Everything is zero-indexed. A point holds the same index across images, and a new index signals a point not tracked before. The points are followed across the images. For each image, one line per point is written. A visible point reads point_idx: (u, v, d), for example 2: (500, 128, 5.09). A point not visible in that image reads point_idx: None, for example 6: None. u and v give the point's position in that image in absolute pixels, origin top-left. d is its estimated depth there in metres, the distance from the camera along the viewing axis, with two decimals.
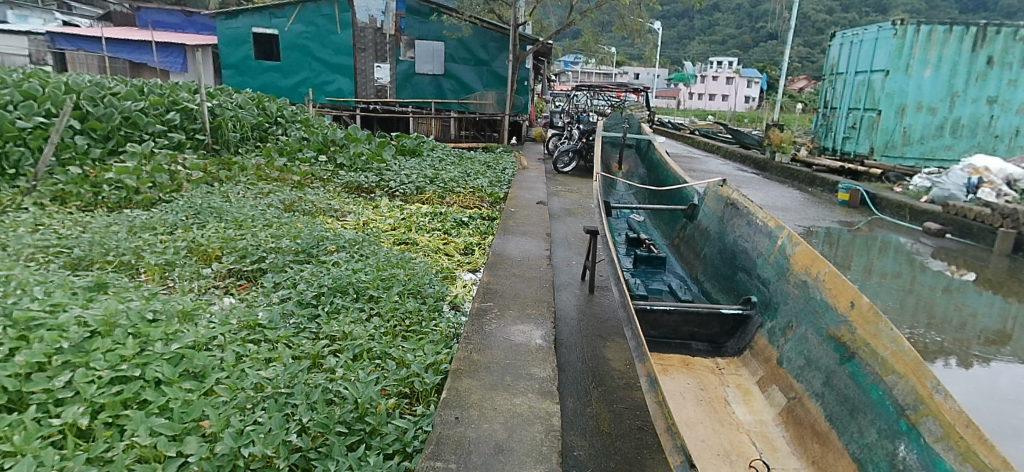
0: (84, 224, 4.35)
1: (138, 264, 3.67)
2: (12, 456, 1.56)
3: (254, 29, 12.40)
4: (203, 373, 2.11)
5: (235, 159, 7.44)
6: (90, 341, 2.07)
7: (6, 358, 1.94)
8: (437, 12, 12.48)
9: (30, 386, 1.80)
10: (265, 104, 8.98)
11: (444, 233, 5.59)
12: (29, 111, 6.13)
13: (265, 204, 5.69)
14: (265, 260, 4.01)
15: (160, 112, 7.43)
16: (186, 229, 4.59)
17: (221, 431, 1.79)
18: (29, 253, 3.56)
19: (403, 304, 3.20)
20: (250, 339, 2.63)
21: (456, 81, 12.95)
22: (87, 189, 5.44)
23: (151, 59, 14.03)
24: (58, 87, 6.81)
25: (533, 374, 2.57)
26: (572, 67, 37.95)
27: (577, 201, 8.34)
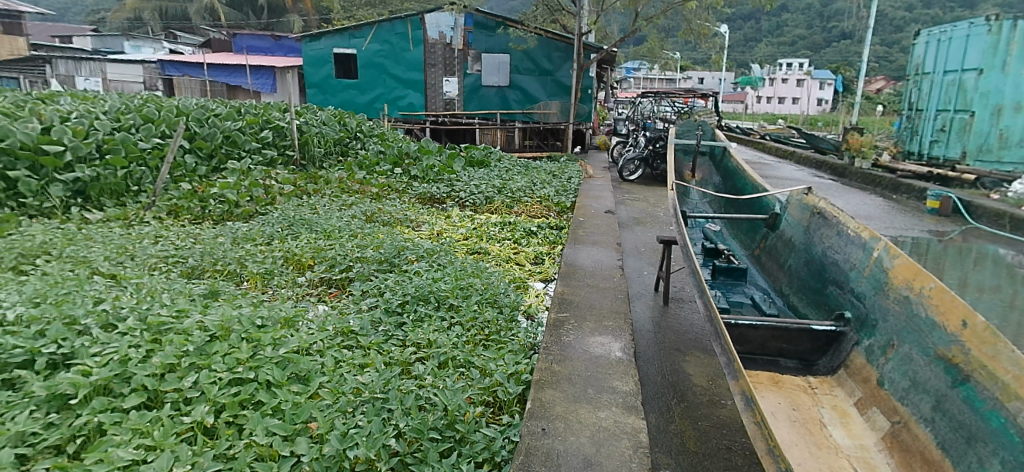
0: (196, 236, 4.76)
1: (242, 273, 4.00)
2: (153, 449, 1.74)
3: (335, 49, 13.04)
4: (308, 377, 2.28)
5: (320, 173, 7.91)
6: (210, 345, 2.27)
7: (145, 358, 2.17)
8: (504, 25, 12.67)
9: (164, 385, 2.00)
10: (346, 120, 9.47)
11: (514, 243, 5.66)
12: (149, 133, 6.75)
13: (349, 215, 6.01)
14: (352, 269, 4.23)
15: (255, 131, 8.04)
16: (281, 239, 4.94)
17: (327, 433, 1.91)
18: (153, 263, 3.97)
19: (482, 313, 3.26)
20: (343, 345, 2.79)
21: (522, 92, 13.05)
22: (196, 203, 5.96)
23: (245, 81, 15.19)
24: (171, 110, 7.50)
25: (615, 387, 2.56)
26: (636, 74, 37.53)
27: (645, 210, 8.21)
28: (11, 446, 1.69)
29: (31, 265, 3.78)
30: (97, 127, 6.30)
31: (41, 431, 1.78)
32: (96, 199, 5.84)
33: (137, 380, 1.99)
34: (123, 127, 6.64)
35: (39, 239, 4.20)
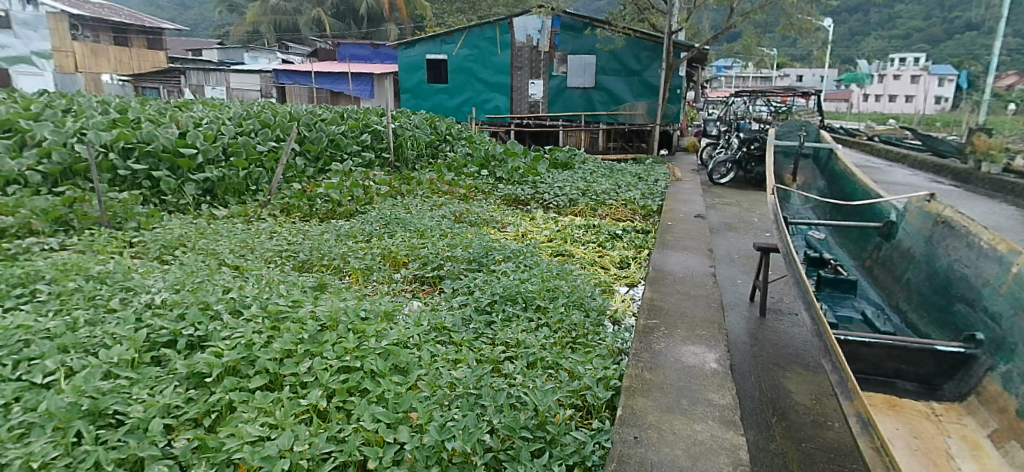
0: (305, 232, 5.15)
1: (344, 267, 4.29)
2: (276, 427, 1.91)
3: (428, 55, 13.58)
4: (407, 369, 2.39)
5: (412, 175, 8.24)
6: (321, 334, 2.47)
7: (267, 343, 2.39)
8: (591, 26, 12.47)
9: (284, 369, 2.20)
10: (436, 124, 9.78)
11: (599, 246, 5.60)
12: (266, 137, 7.38)
13: (439, 215, 6.22)
14: (443, 267, 4.37)
15: (355, 134, 8.52)
16: (378, 237, 5.20)
17: (427, 424, 2.00)
18: (270, 256, 4.36)
19: (568, 316, 3.26)
20: (437, 340, 2.89)
21: (608, 94, 12.81)
22: (306, 202, 6.43)
23: (347, 87, 16.18)
24: (285, 116, 8.14)
25: (712, 400, 2.47)
26: (730, 72, 35.88)
27: (738, 215, 7.83)
28: (160, 416, 1.93)
29: (171, 256, 4.29)
30: (223, 132, 6.95)
31: (183, 405, 2.01)
32: (221, 197, 6.48)
33: (261, 363, 2.20)
34: (244, 132, 7.28)
35: (176, 232, 4.72)
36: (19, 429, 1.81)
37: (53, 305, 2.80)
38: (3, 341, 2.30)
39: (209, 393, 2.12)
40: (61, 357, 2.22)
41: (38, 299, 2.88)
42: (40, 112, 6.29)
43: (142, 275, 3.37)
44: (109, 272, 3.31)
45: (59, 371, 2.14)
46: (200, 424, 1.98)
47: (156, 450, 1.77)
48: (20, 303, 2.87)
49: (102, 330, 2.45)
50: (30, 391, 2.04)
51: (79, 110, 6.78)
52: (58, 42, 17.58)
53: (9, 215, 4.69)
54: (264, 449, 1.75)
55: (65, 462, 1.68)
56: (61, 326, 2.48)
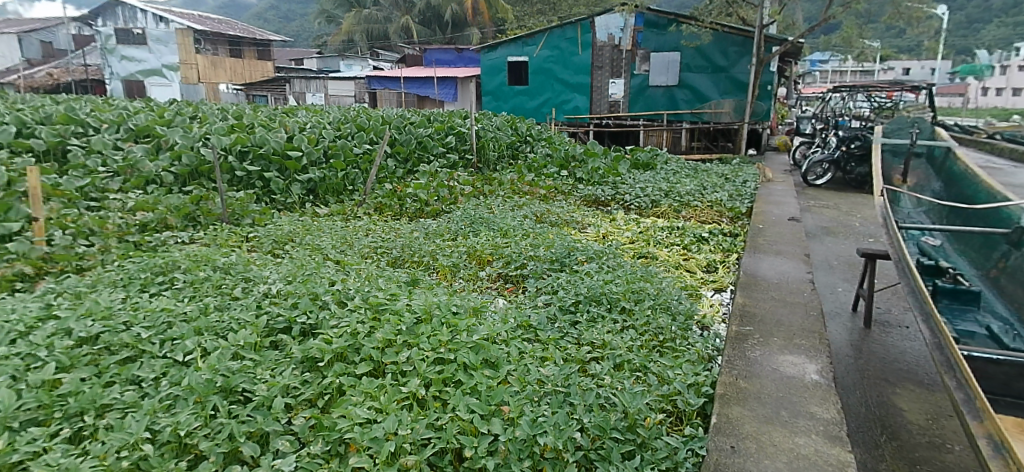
0: (397, 230, 5.41)
1: (433, 265, 4.47)
2: (380, 411, 2.09)
3: (510, 57, 13.75)
4: (497, 364, 2.47)
5: (494, 175, 8.40)
6: (417, 327, 2.66)
7: (369, 332, 2.65)
8: (676, 22, 12.08)
9: (386, 357, 2.42)
10: (517, 125, 9.92)
11: (684, 248, 5.45)
12: (361, 140, 7.82)
13: (521, 215, 6.30)
14: (526, 266, 4.43)
15: (441, 136, 8.81)
16: (464, 236, 5.35)
17: (518, 417, 2.06)
18: (367, 252, 4.64)
19: (655, 319, 3.19)
20: (524, 337, 2.94)
21: (691, 91, 12.35)
22: (397, 202, 6.75)
23: (432, 91, 16.80)
24: (378, 120, 8.58)
25: (814, 413, 2.34)
26: (827, 66, 33.60)
27: (837, 218, 7.33)
28: (280, 395, 2.20)
29: (281, 250, 4.67)
30: (324, 136, 7.44)
31: (299, 386, 2.27)
32: (322, 196, 6.91)
33: (366, 351, 2.46)
34: (342, 135, 7.76)
35: (286, 229, 5.13)
36: (168, 400, 2.15)
37: (188, 291, 3.22)
38: (152, 322, 2.72)
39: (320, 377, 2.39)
40: (197, 338, 2.58)
41: (176, 286, 3.31)
42: (171, 119, 7.02)
43: (259, 267, 3.73)
44: (232, 264, 3.69)
45: (196, 351, 2.50)
46: (313, 404, 2.23)
47: (279, 427, 2.02)
48: (161, 290, 3.31)
49: (229, 315, 2.81)
50: (174, 367, 2.41)
51: (202, 116, 7.50)
52: (186, 56, 19.48)
53: (149, 211, 5.27)
54: (372, 431, 1.92)
55: (206, 432, 1.97)
56: (195, 311, 2.87)
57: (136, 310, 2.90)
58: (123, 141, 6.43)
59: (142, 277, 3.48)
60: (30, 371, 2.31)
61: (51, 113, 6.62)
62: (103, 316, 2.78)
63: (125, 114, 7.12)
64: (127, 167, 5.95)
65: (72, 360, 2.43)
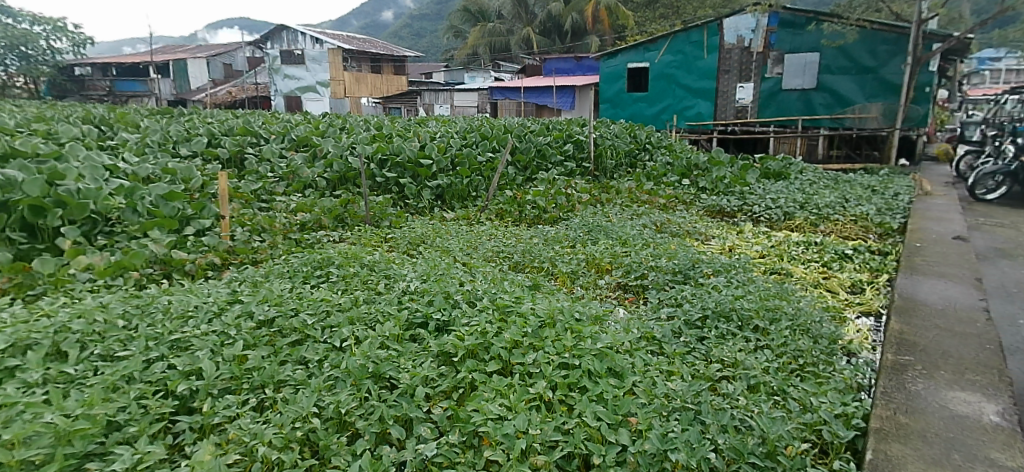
0: (518, 235, 5.57)
1: (553, 271, 4.54)
2: (511, 409, 2.22)
3: (630, 64, 13.54)
4: (623, 373, 2.47)
5: (612, 183, 8.33)
6: (542, 331, 2.79)
7: (497, 332, 2.84)
8: (816, 20, 11.14)
9: (513, 358, 2.57)
10: (637, 133, 9.75)
11: (823, 266, 5.02)
12: (484, 148, 8.16)
13: (640, 224, 6.17)
14: (647, 277, 4.33)
15: (560, 144, 8.94)
16: (583, 243, 5.37)
17: (647, 429, 2.06)
18: (490, 255, 4.83)
19: (794, 340, 2.99)
20: (648, 349, 2.88)
21: (831, 94, 11.28)
22: (517, 208, 6.94)
23: (551, 100, 17.03)
24: (500, 129, 8.89)
25: (996, 460, 2.06)
26: (1001, 62, 29.15)
27: (1014, 239, 6.35)
28: (421, 385, 2.47)
29: (415, 250, 5.03)
30: (452, 145, 7.86)
31: (436, 378, 2.53)
32: (449, 202, 7.30)
33: (495, 351, 2.64)
34: (468, 144, 8.16)
35: (419, 231, 5.50)
36: (330, 380, 2.53)
37: (341, 285, 3.64)
38: (314, 310, 3.14)
39: (455, 371, 2.62)
40: (350, 328, 2.95)
41: (331, 279, 3.75)
42: (324, 130, 7.83)
43: (397, 265, 4.08)
44: (375, 261, 4.07)
45: (349, 338, 2.86)
46: (449, 396, 2.47)
47: (421, 414, 2.29)
48: (319, 282, 3.75)
49: (375, 308, 3.19)
50: (332, 351, 2.77)
51: (349, 127, 8.29)
52: (335, 73, 21.47)
53: (307, 212, 5.90)
54: (504, 427, 2.05)
55: (361, 412, 2.33)
56: (347, 302, 3.27)
57: (300, 298, 3.33)
58: (286, 150, 7.28)
59: (304, 269, 3.95)
60: (224, 346, 2.78)
61: (232, 127, 7.65)
62: (275, 301, 3.22)
63: (287, 126, 8.06)
64: (291, 173, 6.71)
65: (254, 340, 2.87)
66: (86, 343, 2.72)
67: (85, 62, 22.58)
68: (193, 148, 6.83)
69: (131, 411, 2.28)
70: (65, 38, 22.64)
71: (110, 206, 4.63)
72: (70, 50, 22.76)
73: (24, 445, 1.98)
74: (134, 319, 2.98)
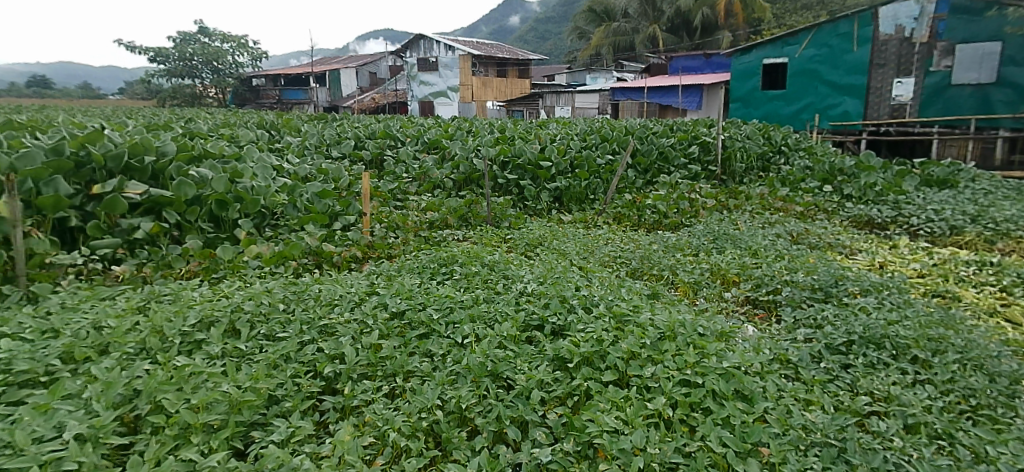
0: (637, 241, 5.43)
1: (674, 280, 4.35)
2: (628, 423, 2.16)
3: (766, 60, 12.61)
4: (752, 398, 2.32)
5: (741, 188, 7.83)
6: (662, 344, 2.68)
7: (614, 341, 2.78)
8: (999, 5, 9.57)
9: (632, 371, 2.50)
10: (771, 134, 9.08)
11: (1000, 291, 4.31)
12: (604, 150, 8.06)
13: (773, 234, 5.72)
14: (781, 292, 4.00)
15: (685, 146, 8.57)
16: (708, 252, 5.09)
17: (781, 464, 1.93)
18: (607, 261, 4.75)
19: (965, 377, 2.59)
20: (782, 374, 2.65)
21: (1016, 89, 9.68)
22: (636, 212, 6.77)
23: (677, 100, 16.59)
24: (622, 130, 8.73)
25: None
26: None
27: None
28: (537, 387, 2.49)
29: (533, 252, 5.09)
30: (571, 146, 7.84)
31: (552, 382, 2.53)
32: (567, 204, 7.33)
33: (612, 360, 2.58)
34: (588, 145, 8.11)
35: (537, 233, 5.56)
36: (452, 375, 2.64)
37: (464, 283, 3.78)
38: (440, 305, 3.29)
39: (571, 377, 2.61)
40: (471, 325, 3.05)
41: (454, 277, 3.91)
42: (453, 133, 8.21)
43: (516, 267, 4.16)
44: (496, 261, 4.18)
45: (470, 335, 2.95)
46: (564, 402, 2.47)
47: (537, 417, 2.32)
48: (444, 279, 3.93)
49: (495, 307, 3.27)
50: (455, 347, 2.88)
51: (476, 130, 8.63)
52: (465, 78, 22.38)
53: (435, 211, 6.21)
54: (620, 442, 2.00)
55: (480, 409, 2.40)
56: (469, 300, 3.38)
57: (427, 294, 3.51)
58: (419, 152, 7.74)
59: (432, 266, 4.16)
60: (363, 334, 3.00)
61: (373, 130, 8.28)
62: (406, 295, 3.42)
63: (421, 130, 8.57)
64: (422, 174, 7.13)
65: (387, 330, 3.07)
66: (253, 323, 3.09)
67: (261, 74, 25.66)
68: (342, 151, 7.52)
69: (287, 387, 2.56)
70: (246, 53, 25.93)
71: (276, 202, 5.33)
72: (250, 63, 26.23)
73: (206, 409, 2.33)
74: (292, 304, 3.33)
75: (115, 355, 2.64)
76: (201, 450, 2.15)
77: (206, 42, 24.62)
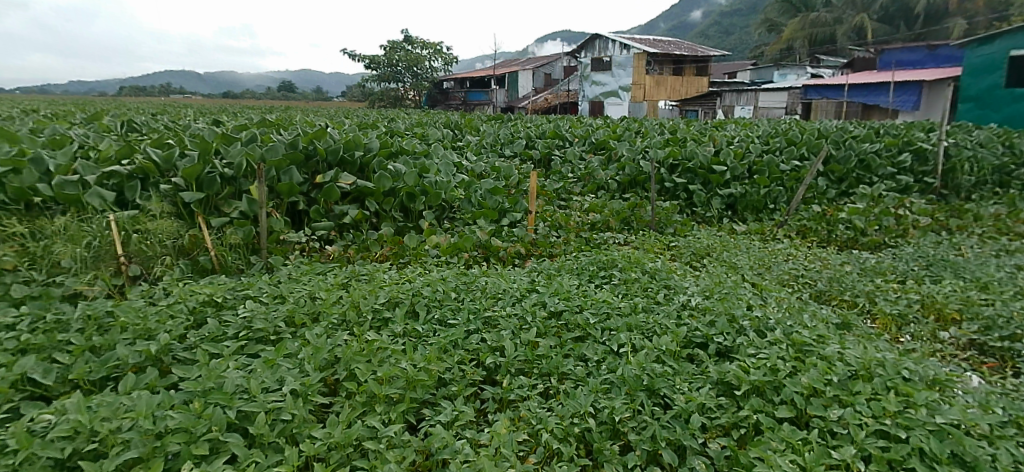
0: (825, 260, 4.85)
1: (870, 309, 3.79)
2: (804, 469, 1.96)
3: (1013, 52, 10.43)
4: (977, 465, 1.94)
5: (968, 206, 6.57)
6: (853, 383, 2.37)
7: (791, 372, 2.52)
8: None
9: (814, 410, 2.25)
10: (1014, 142, 7.50)
11: None
12: (791, 155, 7.34)
13: (1012, 264, 4.69)
14: (1021, 339, 3.26)
15: (893, 153, 7.43)
16: (917, 280, 4.35)
17: None
18: (787, 279, 4.31)
19: None
20: (1020, 442, 2.16)
21: None
22: (825, 227, 6.06)
23: (887, 99, 14.41)
24: (814, 133, 7.87)
25: None
26: None
27: None
28: (697, 411, 2.37)
29: (699, 262, 4.82)
30: (751, 150, 7.26)
31: (715, 409, 2.39)
32: (741, 213, 6.82)
33: (788, 394, 2.35)
34: (771, 149, 7.45)
35: (705, 242, 5.25)
36: (606, 384, 2.61)
37: (623, 289, 3.71)
38: (597, 310, 3.27)
39: (737, 405, 2.44)
40: (628, 334, 3.00)
41: (613, 282, 3.87)
42: (621, 134, 8.13)
43: (680, 277, 3.98)
44: (658, 269, 4.05)
45: (627, 345, 2.91)
46: (728, 433, 2.33)
47: (695, 445, 2.22)
48: (603, 282, 3.91)
49: (655, 318, 3.17)
50: (610, 355, 2.86)
51: (645, 131, 8.46)
52: (636, 77, 21.92)
53: (598, 213, 6.19)
54: None
55: (634, 424, 2.35)
56: (627, 307, 3.32)
57: (585, 297, 3.51)
58: (586, 153, 7.79)
59: (591, 268, 4.16)
60: (522, 330, 3.10)
61: (545, 130, 8.51)
62: (565, 296, 3.45)
63: (591, 130, 8.62)
64: (587, 175, 7.15)
65: (544, 329, 3.14)
66: (429, 308, 3.37)
67: (451, 77, 28.23)
68: (514, 149, 7.85)
69: (454, 372, 2.74)
70: (441, 59, 28.35)
71: (454, 196, 5.73)
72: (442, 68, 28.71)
73: (389, 382, 2.59)
74: (462, 293, 3.56)
75: (322, 324, 3.07)
76: (382, 419, 2.41)
77: (409, 50, 27.38)
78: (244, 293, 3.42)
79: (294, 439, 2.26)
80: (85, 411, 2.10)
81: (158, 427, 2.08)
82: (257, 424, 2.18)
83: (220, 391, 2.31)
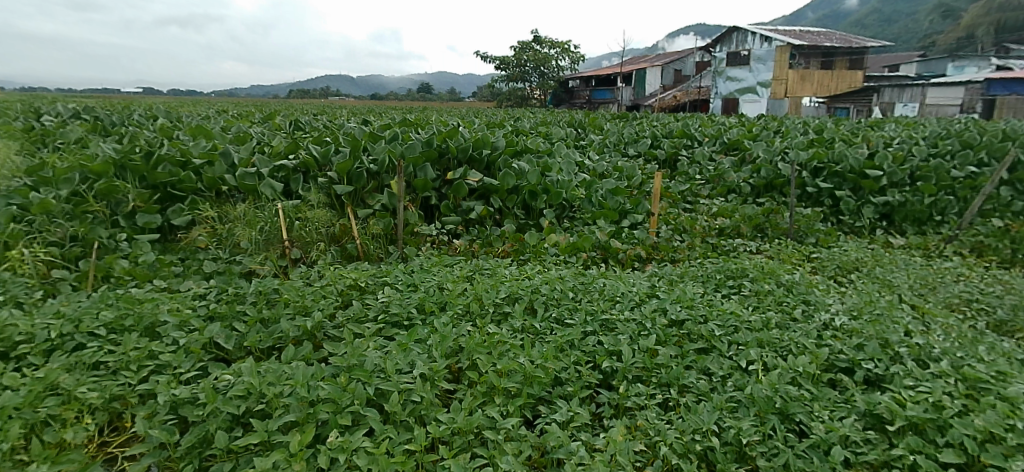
0: (1007, 283, 4.17)
1: None
2: None
3: None
4: None
5: None
6: None
7: (961, 412, 2.21)
8: None
9: (991, 459, 1.97)
10: None
11: None
12: (965, 160, 6.42)
13: None
14: None
15: None
16: None
17: None
18: (954, 303, 3.77)
19: None
20: None
21: None
22: (1007, 245, 5.21)
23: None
24: (997, 135, 6.82)
25: None
26: None
27: None
28: (839, 444, 2.17)
29: (845, 278, 4.38)
30: (914, 154, 6.46)
31: (861, 443, 2.17)
32: (899, 224, 6.08)
33: (955, 437, 2.07)
34: (940, 153, 6.58)
35: (853, 255, 4.75)
36: (732, 402, 2.48)
37: (754, 301, 3.48)
38: (724, 322, 3.10)
39: (889, 443, 2.20)
40: (759, 351, 2.81)
41: (743, 293, 3.63)
42: (758, 133, 7.65)
43: (822, 292, 3.64)
44: (795, 282, 3.74)
45: (757, 362, 2.73)
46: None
47: None
48: (731, 293, 3.69)
49: (790, 336, 2.94)
50: (737, 371, 2.71)
51: (785, 131, 7.85)
52: (778, 72, 20.27)
53: (727, 218, 5.86)
54: None
55: (763, 449, 2.21)
56: (759, 322, 3.10)
57: (711, 307, 3.34)
58: (717, 154, 7.42)
59: (718, 277, 3.94)
60: (641, 336, 3.03)
61: (673, 130, 8.21)
62: (688, 304, 3.31)
63: (723, 129, 8.19)
64: (717, 177, 6.78)
65: (664, 337, 3.04)
66: (548, 307, 3.41)
67: (578, 75, 28.23)
68: (638, 149, 7.66)
69: (571, 372, 2.74)
70: (568, 57, 28.41)
71: (575, 196, 5.74)
72: (569, 66, 28.76)
73: (507, 376, 2.67)
74: (580, 294, 3.55)
75: (449, 313, 3.23)
76: (501, 411, 2.48)
77: (538, 50, 27.72)
78: (383, 280, 3.70)
79: (422, 420, 2.42)
80: (256, 375, 2.42)
81: (311, 396, 2.33)
82: (392, 403, 2.36)
83: (362, 369, 2.53)
